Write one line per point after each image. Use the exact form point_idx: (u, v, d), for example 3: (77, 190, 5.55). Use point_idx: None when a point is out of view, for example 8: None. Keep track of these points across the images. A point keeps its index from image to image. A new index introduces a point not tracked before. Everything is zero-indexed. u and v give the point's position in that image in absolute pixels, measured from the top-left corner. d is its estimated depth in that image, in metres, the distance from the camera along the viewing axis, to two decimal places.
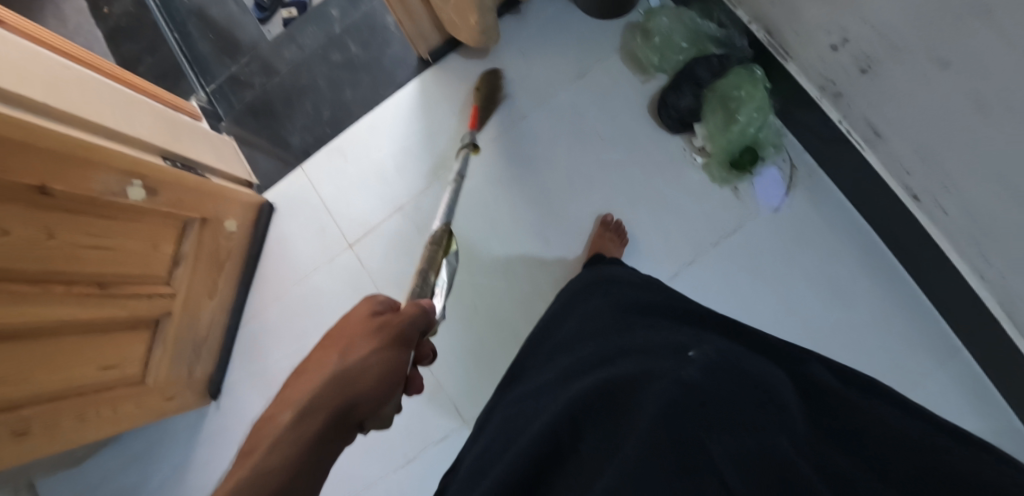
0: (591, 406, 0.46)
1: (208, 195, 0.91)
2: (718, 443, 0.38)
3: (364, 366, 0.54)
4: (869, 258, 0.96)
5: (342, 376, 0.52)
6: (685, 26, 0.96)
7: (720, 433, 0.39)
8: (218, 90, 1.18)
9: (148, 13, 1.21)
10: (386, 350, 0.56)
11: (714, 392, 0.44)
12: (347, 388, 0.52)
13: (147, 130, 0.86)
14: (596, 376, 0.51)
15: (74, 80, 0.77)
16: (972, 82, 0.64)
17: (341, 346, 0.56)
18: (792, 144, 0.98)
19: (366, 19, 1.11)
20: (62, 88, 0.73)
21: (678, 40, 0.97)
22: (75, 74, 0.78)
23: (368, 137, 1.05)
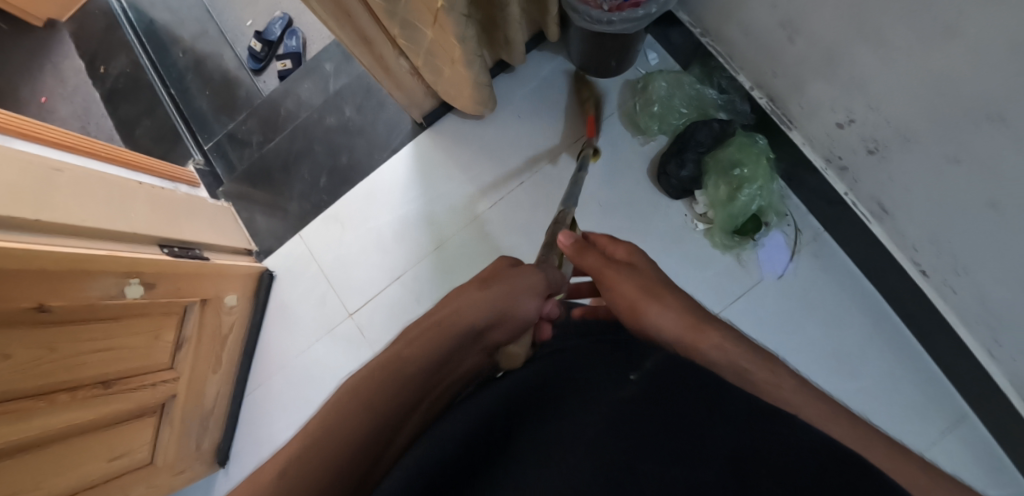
0: (531, 402, 0.38)
1: (206, 276, 0.92)
2: (657, 460, 0.31)
3: (495, 310, 0.49)
4: (878, 328, 0.91)
5: (488, 298, 0.49)
6: (684, 92, 0.93)
7: (661, 448, 0.32)
8: (216, 147, 1.17)
9: (144, 73, 1.20)
10: (532, 288, 0.53)
11: (664, 400, 0.36)
12: (493, 310, 0.49)
13: (142, 219, 0.86)
14: (541, 369, 0.43)
15: (68, 182, 0.77)
16: (985, 180, 0.62)
17: (479, 288, 0.50)
18: (797, 207, 0.93)
19: (361, 80, 1.10)
20: (55, 194, 0.73)
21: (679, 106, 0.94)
22: (68, 175, 0.78)
23: (364, 205, 1.04)
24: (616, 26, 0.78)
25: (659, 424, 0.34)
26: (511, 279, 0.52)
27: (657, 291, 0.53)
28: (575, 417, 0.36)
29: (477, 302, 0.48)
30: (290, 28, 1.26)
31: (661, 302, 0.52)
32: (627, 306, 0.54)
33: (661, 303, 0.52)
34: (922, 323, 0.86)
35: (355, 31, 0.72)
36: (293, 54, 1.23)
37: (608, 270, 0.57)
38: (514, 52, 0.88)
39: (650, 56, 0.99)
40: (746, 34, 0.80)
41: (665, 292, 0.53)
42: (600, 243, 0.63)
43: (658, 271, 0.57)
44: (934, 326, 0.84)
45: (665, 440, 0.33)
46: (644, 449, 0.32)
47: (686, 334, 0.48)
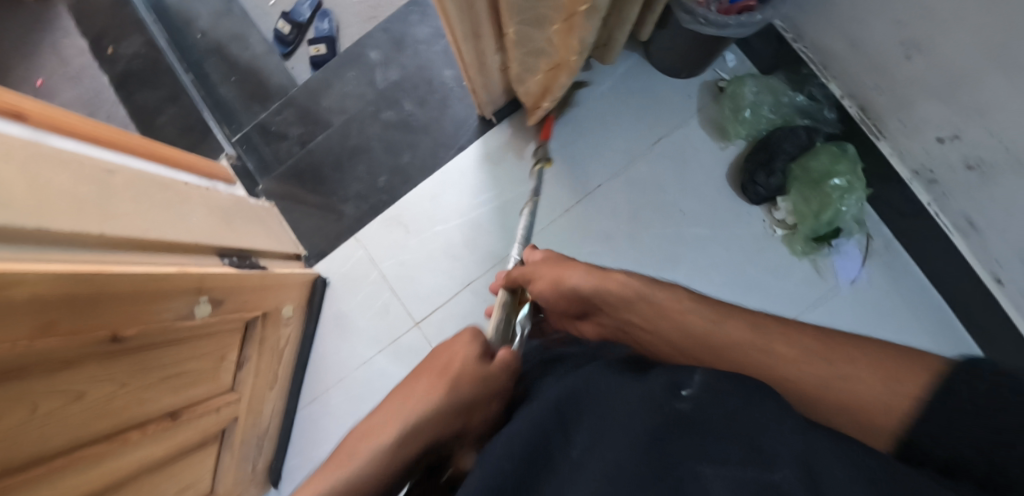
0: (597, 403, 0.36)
1: (268, 288, 0.84)
2: (717, 462, 0.29)
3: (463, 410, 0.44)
4: (946, 337, 0.92)
5: (445, 411, 0.43)
6: (768, 100, 0.93)
7: (715, 447, 0.30)
8: (247, 140, 1.06)
9: (161, 55, 1.07)
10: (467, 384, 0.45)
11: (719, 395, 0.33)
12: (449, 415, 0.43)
13: (202, 226, 0.77)
14: (576, 374, 0.41)
15: (124, 186, 0.66)
16: None
17: (444, 380, 0.45)
18: (871, 217, 0.95)
19: (419, 72, 1.02)
20: (115, 200, 0.62)
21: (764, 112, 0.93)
22: (121, 177, 0.67)
23: (430, 207, 0.98)
24: (729, 29, 0.76)
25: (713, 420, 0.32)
26: (476, 370, 0.46)
27: (568, 262, 0.58)
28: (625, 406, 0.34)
29: (429, 400, 0.43)
30: (322, 10, 1.15)
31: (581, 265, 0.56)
32: (553, 287, 0.57)
33: (574, 267, 0.56)
34: (992, 332, 0.89)
35: (470, 24, 0.66)
36: (326, 38, 1.12)
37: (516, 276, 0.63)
38: (609, 53, 0.86)
39: (729, 58, 0.98)
40: (854, 47, 0.80)
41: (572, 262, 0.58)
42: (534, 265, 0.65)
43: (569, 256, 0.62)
44: (1003, 333, 0.88)
45: (722, 442, 0.30)
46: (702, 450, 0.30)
47: (603, 282, 0.52)
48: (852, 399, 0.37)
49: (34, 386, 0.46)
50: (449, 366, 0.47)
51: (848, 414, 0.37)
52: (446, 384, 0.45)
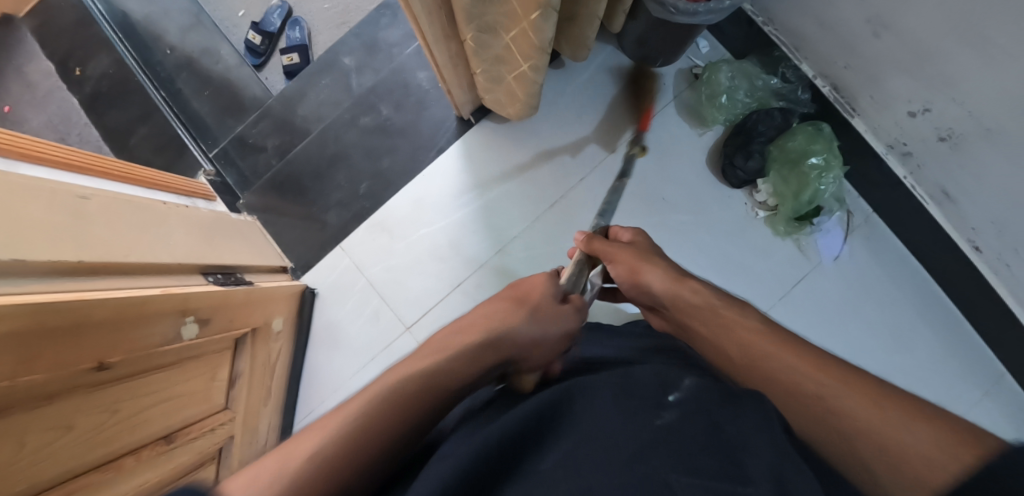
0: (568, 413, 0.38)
1: (255, 303, 0.83)
2: (689, 470, 0.30)
3: (538, 334, 0.51)
4: (927, 306, 0.95)
5: (525, 334, 0.50)
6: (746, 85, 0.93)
7: (686, 453, 0.31)
8: (223, 155, 1.05)
9: (130, 73, 1.06)
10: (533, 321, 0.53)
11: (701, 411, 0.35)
12: (523, 339, 0.50)
13: (184, 246, 0.76)
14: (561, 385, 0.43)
15: (100, 210, 0.65)
16: None
17: (522, 306, 0.53)
18: (850, 194, 0.96)
19: (395, 76, 1.02)
20: (94, 224, 0.62)
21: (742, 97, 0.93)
22: (97, 200, 0.66)
23: (414, 211, 0.97)
24: (699, 17, 0.76)
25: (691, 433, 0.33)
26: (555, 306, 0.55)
27: (652, 258, 0.62)
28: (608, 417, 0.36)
29: (509, 320, 0.50)
30: (291, 18, 1.13)
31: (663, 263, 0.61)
32: (628, 274, 0.62)
33: (652, 265, 0.61)
34: (971, 297, 0.91)
35: (440, 27, 0.66)
36: (298, 46, 1.11)
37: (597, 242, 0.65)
38: (580, 50, 0.86)
39: (701, 45, 0.98)
40: (823, 27, 0.81)
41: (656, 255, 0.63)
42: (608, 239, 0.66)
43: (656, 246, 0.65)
44: (983, 298, 0.90)
45: (693, 449, 0.32)
46: (676, 456, 0.31)
47: (681, 289, 0.57)
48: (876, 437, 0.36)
49: (18, 418, 0.45)
50: (528, 296, 0.55)
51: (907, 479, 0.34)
52: (525, 311, 0.52)
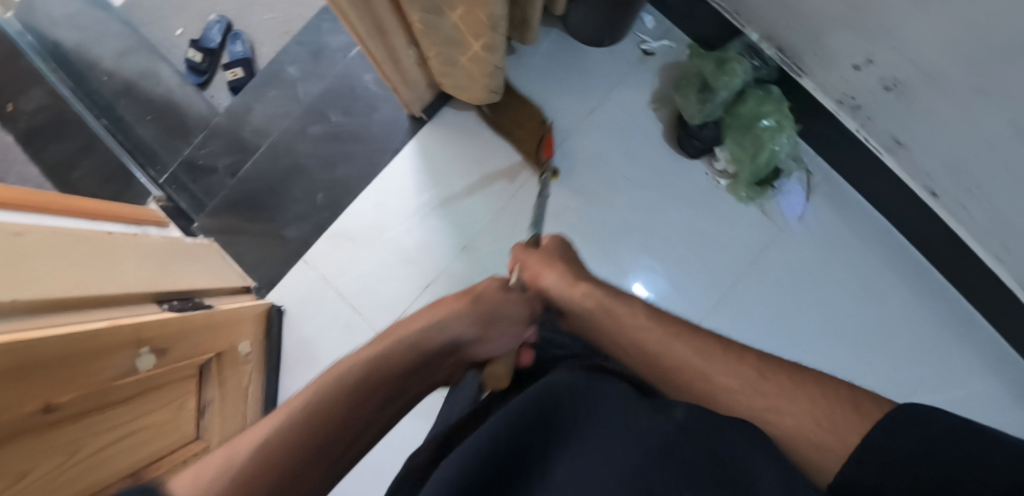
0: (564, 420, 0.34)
1: (218, 327, 0.81)
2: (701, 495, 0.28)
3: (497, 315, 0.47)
4: (893, 256, 0.97)
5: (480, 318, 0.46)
6: (744, 73, 0.89)
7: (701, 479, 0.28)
8: (174, 180, 1.02)
9: (66, 104, 1.02)
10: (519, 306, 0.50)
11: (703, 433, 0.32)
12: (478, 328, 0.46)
13: (134, 275, 0.73)
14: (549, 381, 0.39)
15: (40, 242, 0.62)
16: (1009, 111, 0.67)
17: (466, 297, 0.47)
18: (808, 153, 0.97)
19: (341, 80, 0.99)
20: (34, 256, 0.59)
21: (736, 80, 0.88)
22: (36, 233, 0.63)
23: (376, 215, 0.95)
24: None
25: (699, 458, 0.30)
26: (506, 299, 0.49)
27: (555, 262, 0.54)
28: (609, 427, 0.33)
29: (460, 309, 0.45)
30: (231, 32, 1.10)
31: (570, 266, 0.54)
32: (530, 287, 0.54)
33: (553, 268, 0.53)
34: (934, 242, 0.94)
35: (372, 22, 0.65)
36: (241, 60, 1.08)
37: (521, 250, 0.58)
38: (528, 33, 0.85)
39: (647, 20, 0.98)
40: None
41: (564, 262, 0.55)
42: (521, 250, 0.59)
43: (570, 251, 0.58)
44: (945, 243, 0.92)
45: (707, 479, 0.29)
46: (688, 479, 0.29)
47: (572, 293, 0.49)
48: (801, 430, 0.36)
49: None
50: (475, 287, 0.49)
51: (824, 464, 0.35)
52: (475, 303, 0.47)
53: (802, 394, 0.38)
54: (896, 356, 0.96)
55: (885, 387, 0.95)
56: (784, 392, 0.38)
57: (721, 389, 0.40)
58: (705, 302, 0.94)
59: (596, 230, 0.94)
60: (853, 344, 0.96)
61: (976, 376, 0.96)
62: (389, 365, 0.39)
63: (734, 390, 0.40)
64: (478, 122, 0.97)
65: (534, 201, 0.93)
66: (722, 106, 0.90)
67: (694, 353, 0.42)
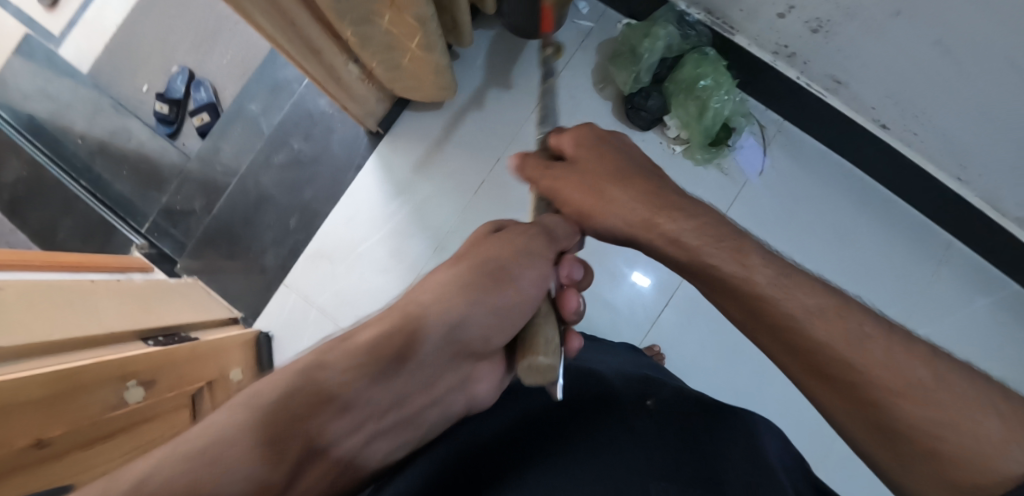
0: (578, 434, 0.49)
1: (205, 357, 0.83)
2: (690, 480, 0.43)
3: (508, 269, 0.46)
4: (858, 195, 1.00)
5: (491, 278, 0.45)
6: (666, 38, 0.91)
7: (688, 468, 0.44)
8: (155, 227, 1.06)
9: (45, 171, 1.07)
10: (539, 255, 0.50)
11: (675, 431, 0.49)
12: (490, 294, 0.43)
13: (117, 315, 0.76)
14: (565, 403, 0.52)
15: (23, 290, 0.65)
16: (934, 33, 0.69)
17: (472, 260, 0.46)
18: (756, 108, 0.99)
19: (298, 107, 1.03)
20: (15, 304, 0.61)
21: (660, 43, 0.91)
22: (20, 282, 0.66)
23: (348, 231, 0.98)
24: None
25: (682, 453, 0.46)
26: (516, 246, 0.49)
27: (599, 187, 0.56)
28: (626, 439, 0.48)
29: (464, 276, 0.44)
30: (193, 80, 1.15)
31: (620, 185, 0.56)
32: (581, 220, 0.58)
33: (608, 199, 0.56)
34: (895, 174, 0.95)
35: (302, 41, 0.68)
36: (206, 105, 1.12)
37: (549, 169, 0.59)
38: (464, 34, 0.88)
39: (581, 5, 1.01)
40: None
41: (614, 181, 0.57)
42: (543, 170, 0.59)
43: (604, 162, 0.58)
44: (905, 172, 0.94)
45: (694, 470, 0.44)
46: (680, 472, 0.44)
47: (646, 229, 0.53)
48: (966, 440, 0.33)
49: None
50: (475, 251, 0.48)
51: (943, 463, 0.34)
52: (481, 267, 0.45)
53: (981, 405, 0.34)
54: (876, 292, 0.99)
55: None
56: (965, 397, 0.35)
57: (875, 384, 0.37)
58: None
59: None
60: (833, 286, 0.98)
61: (955, 299, 0.99)
62: (378, 353, 0.34)
63: (897, 392, 0.36)
64: (432, 126, 1.00)
65: None
66: (650, 71, 0.93)
67: (839, 336, 0.39)
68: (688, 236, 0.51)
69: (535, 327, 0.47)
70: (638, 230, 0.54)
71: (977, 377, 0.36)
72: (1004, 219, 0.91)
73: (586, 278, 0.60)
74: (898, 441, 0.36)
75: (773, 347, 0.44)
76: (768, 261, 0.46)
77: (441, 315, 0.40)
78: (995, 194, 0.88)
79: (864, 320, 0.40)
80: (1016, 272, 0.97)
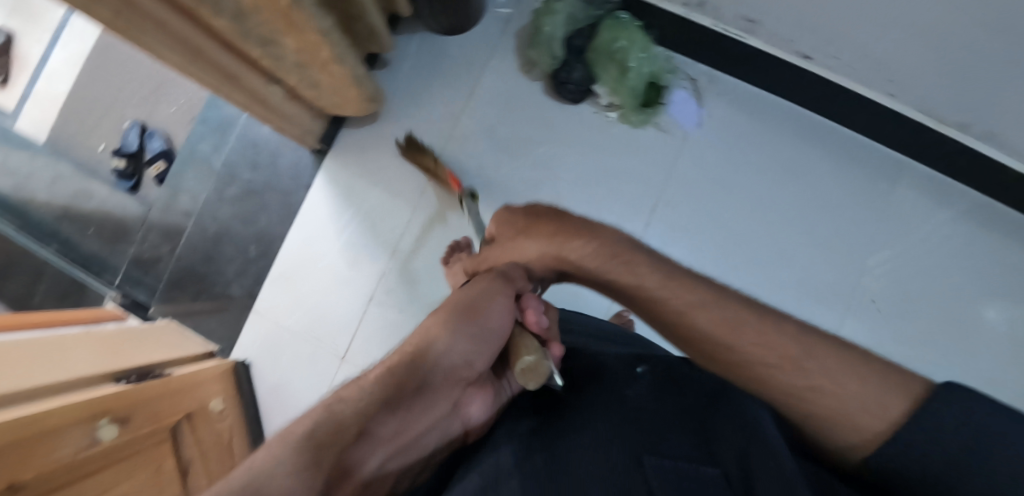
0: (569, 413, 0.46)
1: (181, 391, 0.85)
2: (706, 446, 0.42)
3: (478, 301, 0.49)
4: (800, 130, 1.00)
5: (465, 310, 0.48)
6: (566, 10, 0.95)
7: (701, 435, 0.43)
8: (127, 278, 1.09)
9: (15, 241, 1.10)
10: (498, 292, 0.51)
11: (672, 406, 0.46)
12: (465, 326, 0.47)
13: (87, 360, 0.78)
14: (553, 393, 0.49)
15: None
16: None
17: (447, 306, 0.50)
18: (683, 62, 1.00)
19: (244, 140, 1.06)
20: None
21: (559, 20, 0.94)
22: None
23: (307, 249, 1.00)
24: None
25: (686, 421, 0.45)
26: (481, 287, 0.52)
27: (518, 242, 0.59)
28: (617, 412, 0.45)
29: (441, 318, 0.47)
30: (146, 132, 1.18)
31: (531, 236, 0.58)
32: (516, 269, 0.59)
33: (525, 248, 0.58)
34: (830, 103, 0.96)
35: (214, 69, 0.71)
36: (161, 153, 1.16)
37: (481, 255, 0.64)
38: (382, 40, 0.91)
39: None
40: None
41: (526, 235, 0.59)
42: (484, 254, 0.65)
43: (521, 222, 0.61)
44: (839, 98, 0.94)
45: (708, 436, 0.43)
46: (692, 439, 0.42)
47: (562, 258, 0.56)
48: (837, 407, 0.40)
49: None
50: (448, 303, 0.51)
51: (821, 421, 0.41)
52: (455, 307, 0.48)
53: (848, 373, 0.41)
54: (833, 222, 0.99)
55: (828, 257, 0.98)
56: (831, 366, 0.41)
57: (755, 362, 0.44)
58: (633, 229, 0.98)
59: (510, 196, 0.98)
60: (789, 223, 0.99)
61: (914, 215, 0.99)
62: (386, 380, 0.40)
63: (772, 364, 0.43)
64: (372, 135, 1.02)
65: (492, 156, 1.00)
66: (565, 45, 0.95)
67: (717, 324, 0.47)
68: (587, 258, 0.55)
69: (516, 343, 0.47)
70: (558, 265, 0.57)
71: (843, 349, 0.43)
72: (946, 128, 0.91)
73: (552, 312, 0.56)
74: (783, 408, 0.43)
75: (674, 344, 0.51)
76: (657, 267, 0.53)
77: (429, 346, 0.44)
78: (930, 105, 0.88)
79: (737, 308, 0.48)
80: (970, 179, 0.97)
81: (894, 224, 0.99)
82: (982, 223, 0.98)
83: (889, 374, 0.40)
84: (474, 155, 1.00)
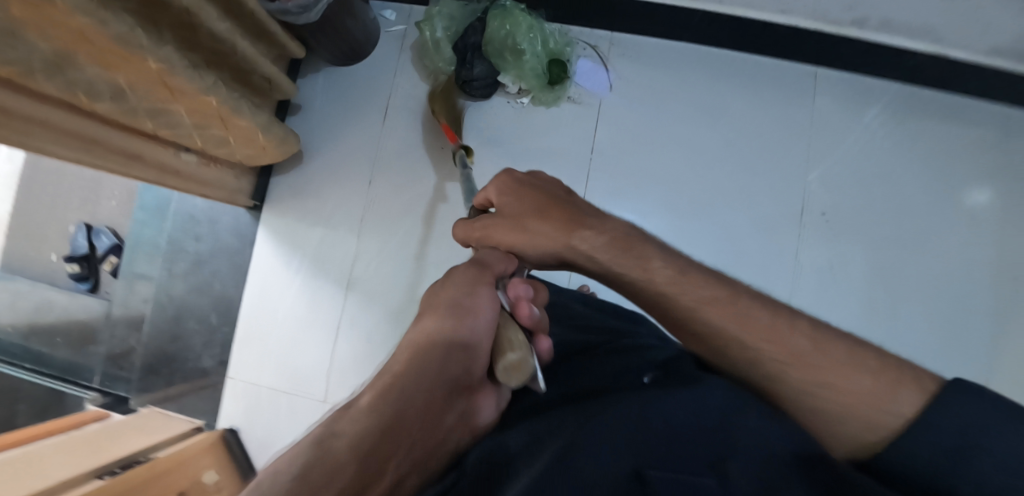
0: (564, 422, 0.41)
1: (170, 470, 0.85)
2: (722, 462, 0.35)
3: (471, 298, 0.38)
4: (710, 67, 1.01)
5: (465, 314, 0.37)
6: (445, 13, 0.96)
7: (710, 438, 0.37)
8: (104, 377, 1.10)
9: None
10: (479, 280, 0.40)
11: (682, 404, 0.39)
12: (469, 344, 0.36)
13: (68, 464, 0.79)
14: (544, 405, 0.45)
15: None
16: None
17: (439, 307, 0.38)
18: (579, 33, 1.02)
19: (183, 215, 1.07)
20: None
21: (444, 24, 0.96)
22: None
23: (266, 304, 1.01)
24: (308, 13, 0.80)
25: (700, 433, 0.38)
26: (474, 276, 0.41)
27: (518, 222, 0.50)
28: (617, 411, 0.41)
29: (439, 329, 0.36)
30: (93, 231, 1.18)
31: (543, 218, 0.49)
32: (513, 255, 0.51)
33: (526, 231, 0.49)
34: (729, 34, 0.97)
35: (114, 153, 0.72)
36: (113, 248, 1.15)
37: (472, 228, 0.54)
38: (286, 86, 0.92)
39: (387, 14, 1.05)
40: None
41: (536, 215, 0.50)
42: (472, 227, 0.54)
43: (522, 199, 0.51)
44: (736, 27, 0.95)
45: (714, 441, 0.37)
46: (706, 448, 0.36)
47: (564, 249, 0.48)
48: (850, 403, 0.36)
49: None
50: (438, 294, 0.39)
51: (831, 416, 0.37)
52: (449, 307, 0.37)
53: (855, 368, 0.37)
54: (764, 147, 0.99)
55: (768, 182, 0.99)
56: (843, 361, 0.38)
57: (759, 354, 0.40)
58: None
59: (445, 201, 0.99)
60: (721, 160, 0.99)
61: (842, 120, 0.99)
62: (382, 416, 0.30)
63: (785, 362, 0.39)
64: (301, 178, 1.04)
65: (419, 169, 1.01)
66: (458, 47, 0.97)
67: (732, 320, 0.41)
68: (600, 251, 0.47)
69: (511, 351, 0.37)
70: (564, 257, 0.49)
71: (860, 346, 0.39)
72: (843, 29, 0.92)
73: (540, 296, 0.47)
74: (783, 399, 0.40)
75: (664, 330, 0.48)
76: (670, 261, 0.46)
77: (429, 366, 0.34)
78: (820, 12, 0.89)
79: (748, 300, 0.42)
80: (884, 71, 0.97)
81: (823, 133, 0.99)
82: (910, 111, 0.99)
83: (899, 370, 0.37)
84: (402, 171, 1.01)
